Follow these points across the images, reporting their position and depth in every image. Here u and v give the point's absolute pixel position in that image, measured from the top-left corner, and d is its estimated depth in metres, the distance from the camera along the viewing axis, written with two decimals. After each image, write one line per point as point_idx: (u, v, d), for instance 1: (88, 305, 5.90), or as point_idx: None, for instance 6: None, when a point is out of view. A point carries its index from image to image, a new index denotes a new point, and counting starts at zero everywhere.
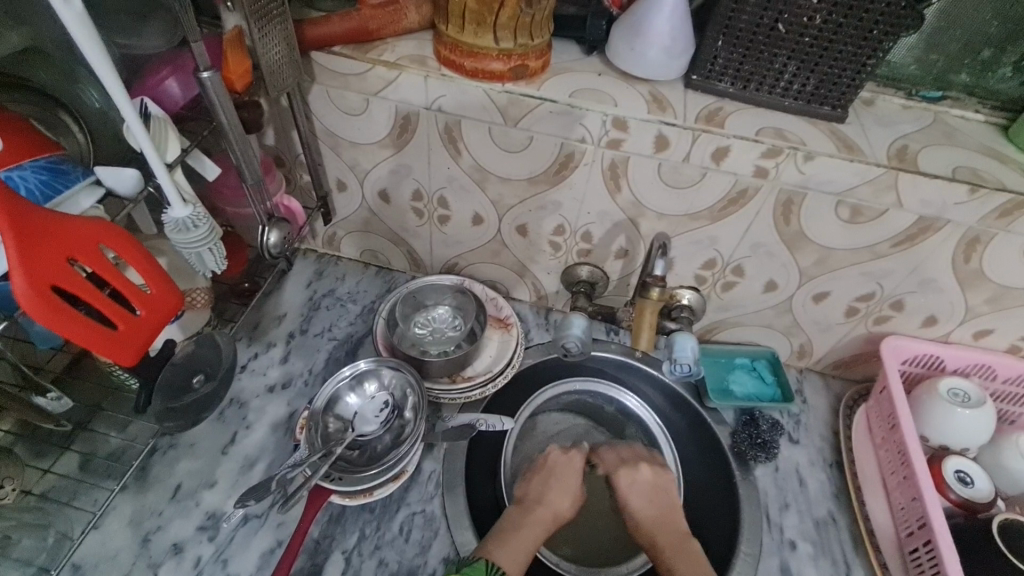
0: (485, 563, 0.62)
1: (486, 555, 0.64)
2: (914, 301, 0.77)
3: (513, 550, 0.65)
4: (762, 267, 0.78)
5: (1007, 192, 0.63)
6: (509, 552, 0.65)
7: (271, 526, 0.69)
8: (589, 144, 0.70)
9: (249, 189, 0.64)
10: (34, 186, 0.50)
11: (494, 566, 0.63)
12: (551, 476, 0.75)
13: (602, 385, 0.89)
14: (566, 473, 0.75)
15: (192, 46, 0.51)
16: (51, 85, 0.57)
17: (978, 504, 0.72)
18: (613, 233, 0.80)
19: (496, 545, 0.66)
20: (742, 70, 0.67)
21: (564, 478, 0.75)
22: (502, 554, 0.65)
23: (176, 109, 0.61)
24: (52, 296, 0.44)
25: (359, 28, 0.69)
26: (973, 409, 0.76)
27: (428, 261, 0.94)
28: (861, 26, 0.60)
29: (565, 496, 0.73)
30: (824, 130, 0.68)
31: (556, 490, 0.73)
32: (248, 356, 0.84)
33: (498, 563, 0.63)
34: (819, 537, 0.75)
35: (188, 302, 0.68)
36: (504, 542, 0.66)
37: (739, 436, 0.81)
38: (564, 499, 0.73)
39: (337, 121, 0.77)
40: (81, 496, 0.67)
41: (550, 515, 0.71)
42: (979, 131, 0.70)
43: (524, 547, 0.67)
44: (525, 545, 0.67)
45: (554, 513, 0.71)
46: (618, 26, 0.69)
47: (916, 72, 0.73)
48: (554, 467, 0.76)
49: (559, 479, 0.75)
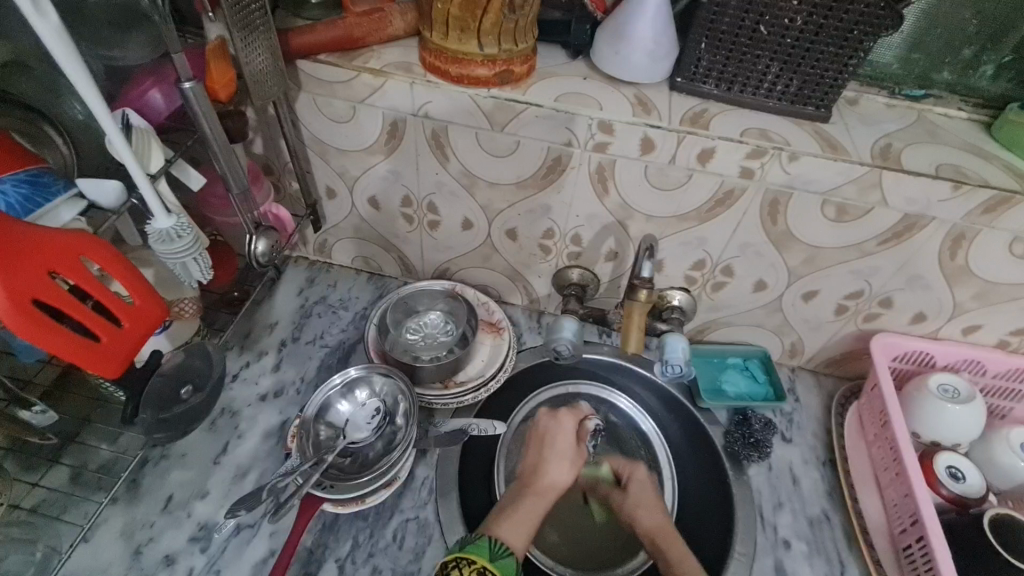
0: (490, 541, 0.63)
1: (491, 532, 0.66)
2: (902, 298, 0.77)
3: (516, 524, 0.67)
4: (751, 266, 0.79)
5: (990, 188, 0.64)
6: (511, 529, 0.67)
7: (263, 535, 0.69)
8: (576, 148, 0.71)
9: (234, 198, 0.64)
10: (15, 200, 0.50)
11: (498, 541, 0.64)
12: (547, 445, 0.78)
13: (591, 386, 0.89)
14: (562, 441, 0.79)
15: (173, 56, 0.51)
16: (34, 98, 0.58)
17: (970, 500, 0.72)
18: (602, 236, 0.80)
19: (499, 522, 0.67)
20: (725, 72, 0.67)
21: (558, 448, 0.78)
22: (508, 530, 0.66)
23: (161, 120, 0.61)
24: (33, 310, 0.44)
25: (345, 36, 0.69)
26: (963, 404, 0.76)
27: (419, 266, 0.93)
28: (841, 27, 0.60)
29: (562, 463, 0.77)
30: (809, 130, 0.68)
31: (554, 460, 0.77)
32: (240, 365, 0.84)
33: (505, 540, 0.65)
34: (813, 536, 0.75)
35: (177, 312, 0.69)
36: (506, 518, 0.68)
37: (733, 436, 0.81)
38: (564, 471, 0.76)
39: (325, 129, 0.77)
40: (71, 510, 0.67)
41: (551, 489, 0.74)
42: (964, 129, 0.71)
43: (524, 520, 0.68)
44: (527, 517, 0.69)
45: (553, 490, 0.74)
46: (602, 31, 0.69)
47: (900, 71, 0.73)
48: (551, 438, 0.79)
49: (556, 448, 0.78)
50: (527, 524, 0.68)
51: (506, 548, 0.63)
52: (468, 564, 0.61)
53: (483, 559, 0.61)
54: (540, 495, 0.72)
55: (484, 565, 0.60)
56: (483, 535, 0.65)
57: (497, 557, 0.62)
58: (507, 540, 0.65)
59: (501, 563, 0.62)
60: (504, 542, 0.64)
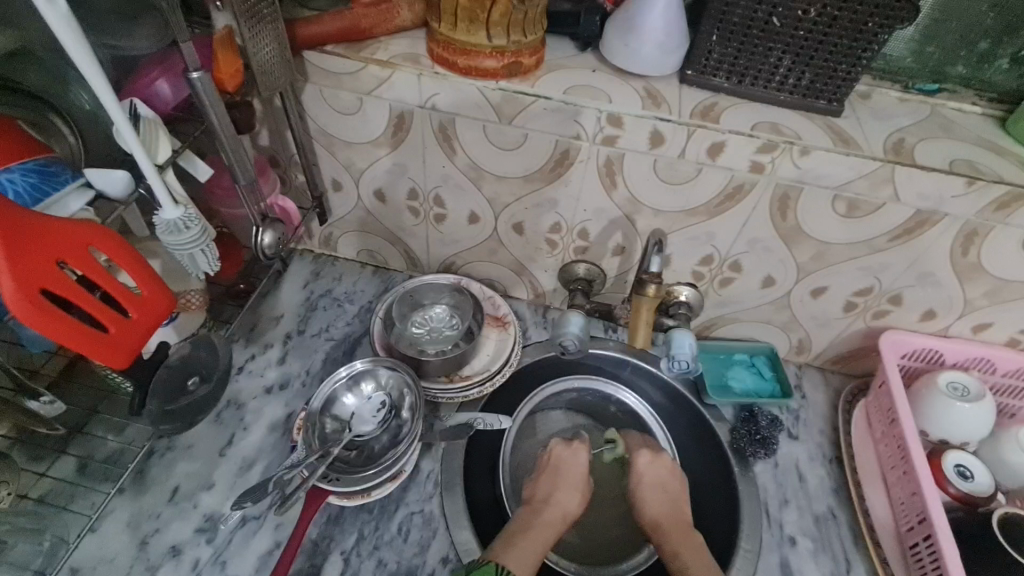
0: (496, 567, 0.62)
1: (495, 558, 0.64)
2: (912, 295, 0.77)
3: (523, 551, 0.65)
4: (759, 263, 0.78)
5: (1004, 184, 0.63)
6: (517, 553, 0.65)
7: (269, 527, 0.69)
8: (584, 141, 0.70)
9: (241, 189, 0.64)
10: (23, 190, 0.50)
11: (503, 567, 0.62)
12: (557, 474, 0.75)
13: (576, 379, 0.90)
14: (568, 464, 0.76)
15: (180, 45, 0.50)
16: (39, 86, 0.57)
17: (979, 499, 0.72)
18: (609, 230, 0.80)
19: (506, 547, 0.65)
20: (736, 66, 0.66)
21: (571, 480, 0.75)
22: (512, 557, 0.64)
23: (167, 110, 0.60)
24: (39, 299, 0.44)
25: (351, 26, 0.69)
26: (972, 403, 0.75)
27: (425, 260, 0.93)
28: (856, 19, 0.59)
29: (574, 494, 0.74)
30: (821, 124, 0.67)
31: (564, 490, 0.74)
32: (246, 357, 0.84)
33: (506, 564, 0.63)
34: (819, 533, 0.75)
35: (183, 303, 0.68)
36: (513, 545, 0.66)
37: (739, 432, 0.80)
38: (576, 501, 0.73)
39: (331, 121, 0.77)
40: (78, 500, 0.67)
41: (560, 519, 0.71)
42: (977, 124, 0.70)
43: (531, 549, 0.66)
44: (535, 544, 0.67)
45: (565, 513, 0.72)
46: (612, 23, 0.69)
47: (913, 65, 0.72)
48: (564, 466, 0.76)
49: (571, 478, 0.75)
50: (535, 550, 0.66)
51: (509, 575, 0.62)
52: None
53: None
54: (549, 522, 0.70)
55: None
56: (487, 560, 0.63)
57: None
58: (512, 567, 0.63)
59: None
60: (510, 569, 0.62)
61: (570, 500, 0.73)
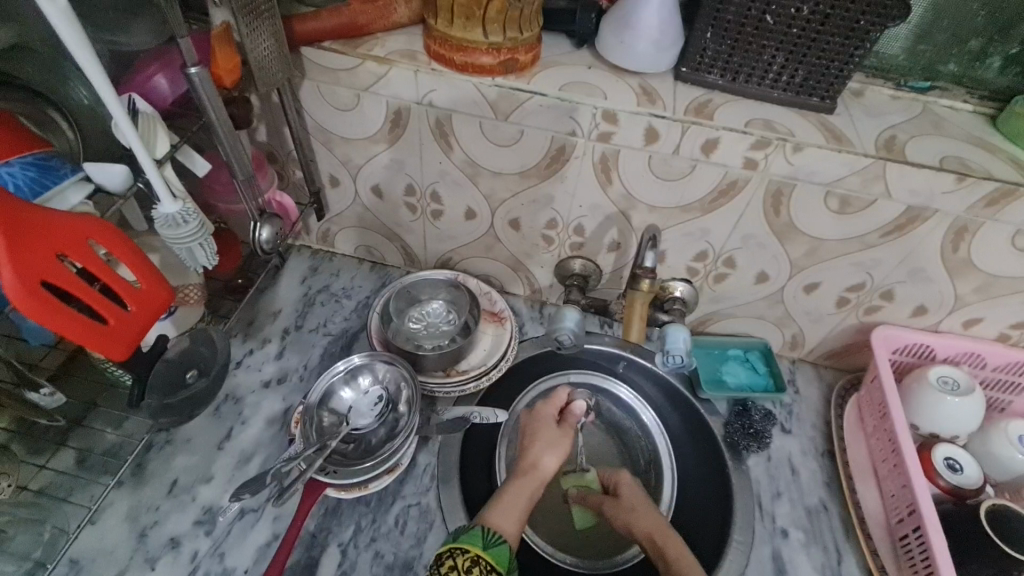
0: (483, 529, 0.62)
1: (484, 522, 0.64)
2: (903, 291, 0.78)
3: (506, 510, 0.66)
4: (752, 258, 0.79)
5: (994, 181, 0.64)
6: (501, 514, 0.65)
7: (267, 519, 0.70)
8: (579, 138, 0.71)
9: (239, 185, 0.64)
10: (23, 182, 0.51)
11: (493, 532, 0.63)
12: (534, 437, 0.77)
13: (546, 379, 0.88)
14: (544, 428, 0.78)
15: (179, 41, 0.51)
16: (37, 82, 0.58)
17: (966, 491, 0.73)
18: (605, 226, 0.80)
19: (492, 510, 0.66)
20: (730, 63, 0.67)
21: (540, 434, 0.77)
22: (498, 518, 0.65)
23: (166, 106, 0.61)
24: (39, 289, 0.44)
25: (349, 23, 0.69)
26: (962, 397, 0.76)
27: (422, 256, 0.94)
28: (848, 17, 0.60)
29: (552, 451, 0.75)
30: (814, 121, 0.68)
31: (541, 449, 0.75)
32: (244, 352, 0.84)
33: (497, 528, 0.64)
34: (810, 525, 0.76)
35: (182, 297, 0.69)
36: (497, 508, 0.66)
37: (732, 427, 0.81)
38: (551, 456, 0.74)
39: (328, 116, 0.77)
40: (78, 492, 0.68)
41: (535, 471, 0.72)
42: (967, 121, 0.71)
43: (515, 507, 0.67)
44: (519, 501, 0.68)
45: (540, 471, 0.72)
46: (607, 19, 0.69)
47: (906, 63, 0.73)
48: (537, 429, 0.78)
49: (545, 438, 0.76)
50: (518, 509, 0.67)
51: (498, 535, 0.62)
52: (461, 553, 0.59)
53: (477, 548, 0.60)
54: (524, 476, 0.71)
55: (478, 553, 0.60)
56: (477, 524, 0.64)
57: (491, 545, 0.61)
58: (501, 528, 0.64)
59: (495, 551, 0.60)
60: (499, 531, 0.63)
61: (550, 459, 0.74)
